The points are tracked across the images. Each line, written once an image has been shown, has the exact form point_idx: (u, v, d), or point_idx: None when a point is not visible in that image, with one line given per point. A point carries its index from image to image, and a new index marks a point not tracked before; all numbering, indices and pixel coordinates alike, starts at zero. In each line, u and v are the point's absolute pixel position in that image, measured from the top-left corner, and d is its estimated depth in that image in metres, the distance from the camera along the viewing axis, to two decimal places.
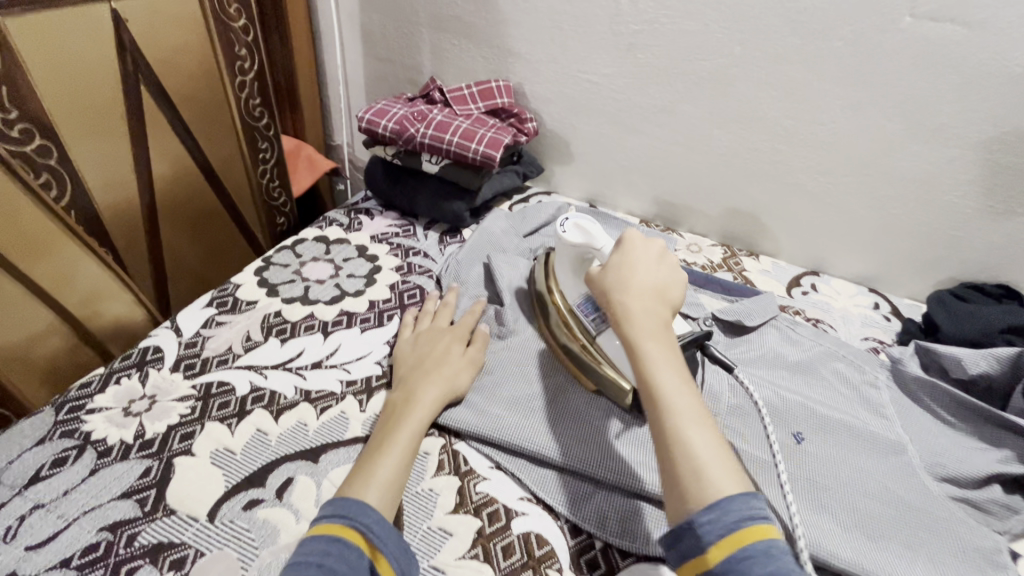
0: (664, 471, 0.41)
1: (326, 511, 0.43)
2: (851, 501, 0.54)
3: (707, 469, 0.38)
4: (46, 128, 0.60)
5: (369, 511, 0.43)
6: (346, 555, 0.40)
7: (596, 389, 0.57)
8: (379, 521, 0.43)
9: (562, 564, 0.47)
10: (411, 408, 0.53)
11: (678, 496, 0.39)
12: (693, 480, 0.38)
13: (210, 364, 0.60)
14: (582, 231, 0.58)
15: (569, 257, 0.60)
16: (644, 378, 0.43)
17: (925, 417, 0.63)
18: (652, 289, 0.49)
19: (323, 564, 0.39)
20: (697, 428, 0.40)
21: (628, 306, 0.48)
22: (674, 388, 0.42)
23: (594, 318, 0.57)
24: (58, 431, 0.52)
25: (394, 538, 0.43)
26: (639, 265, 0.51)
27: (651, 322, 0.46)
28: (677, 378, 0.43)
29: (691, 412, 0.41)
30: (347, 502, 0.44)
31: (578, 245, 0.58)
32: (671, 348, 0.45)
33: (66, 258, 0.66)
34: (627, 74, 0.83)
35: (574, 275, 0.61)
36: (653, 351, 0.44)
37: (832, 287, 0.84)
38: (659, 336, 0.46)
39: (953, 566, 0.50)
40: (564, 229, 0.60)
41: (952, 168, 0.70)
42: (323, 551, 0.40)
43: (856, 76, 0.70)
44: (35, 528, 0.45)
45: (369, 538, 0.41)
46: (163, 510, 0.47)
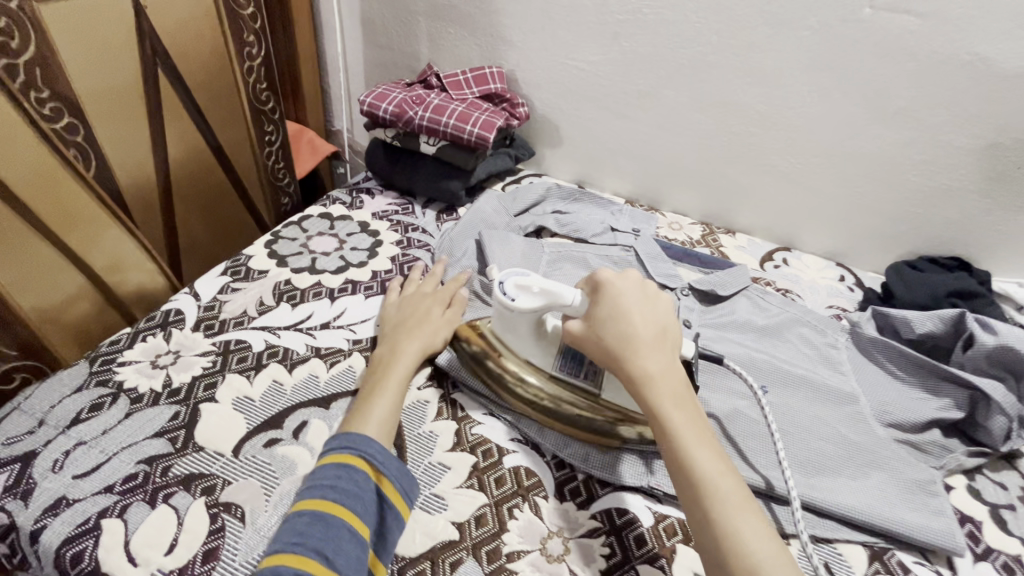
0: (710, 557, 0.41)
1: (334, 443, 0.49)
2: (807, 443, 0.61)
3: (760, 558, 0.39)
4: (75, 107, 0.65)
5: (371, 441, 0.49)
6: (354, 477, 0.46)
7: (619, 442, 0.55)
8: (380, 450, 0.49)
9: (548, 492, 0.53)
10: (395, 360, 0.58)
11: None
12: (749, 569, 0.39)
13: (227, 325, 0.66)
14: (534, 293, 0.56)
15: (526, 324, 0.57)
16: (679, 457, 0.44)
17: (878, 373, 0.69)
18: (660, 346, 0.50)
19: (336, 486, 0.46)
20: (741, 510, 0.41)
21: (647, 374, 0.48)
22: (711, 468, 0.43)
23: (585, 374, 0.56)
24: (93, 380, 0.57)
25: (394, 463, 0.49)
26: (638, 317, 0.51)
27: (672, 390, 0.47)
28: (711, 455, 0.44)
29: (730, 490, 0.42)
30: (349, 435, 0.49)
31: (538, 309, 0.55)
32: (695, 417, 0.46)
33: (95, 230, 0.71)
34: (613, 61, 0.89)
35: (544, 338, 0.58)
36: (683, 429, 0.45)
37: (802, 261, 0.90)
38: (683, 406, 0.46)
39: (893, 494, 0.57)
40: (512, 296, 0.57)
41: (906, 148, 0.76)
42: (333, 475, 0.46)
43: (822, 62, 0.76)
44: (80, 460, 0.50)
45: (373, 464, 0.48)
46: (193, 447, 0.53)
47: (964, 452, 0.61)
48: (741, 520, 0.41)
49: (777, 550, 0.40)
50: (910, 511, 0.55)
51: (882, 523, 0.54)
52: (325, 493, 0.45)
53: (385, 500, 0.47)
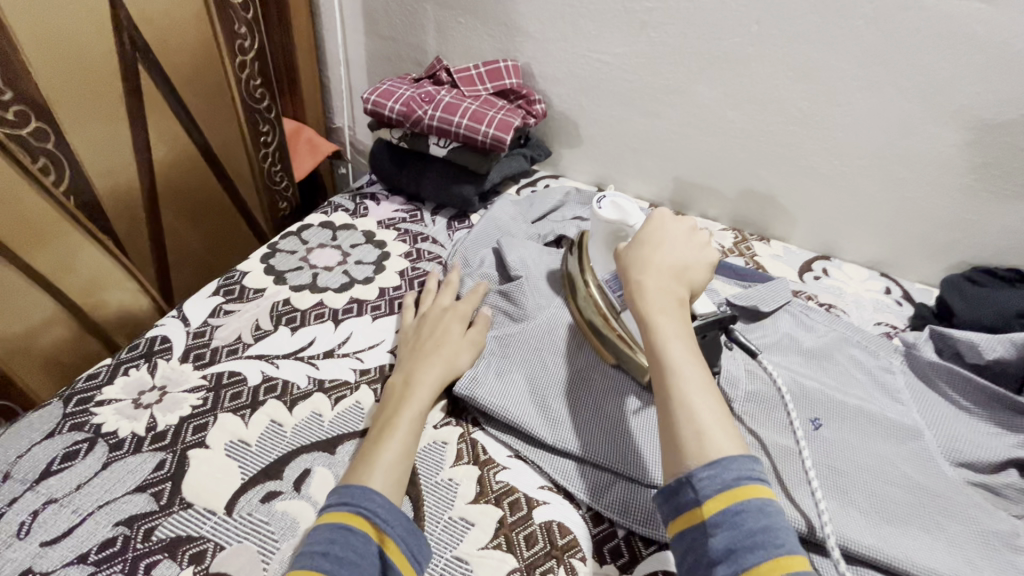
0: (660, 423, 0.42)
1: (332, 499, 0.43)
2: (870, 486, 0.54)
3: (707, 431, 0.39)
4: (43, 111, 0.58)
5: (372, 495, 0.43)
6: (353, 542, 0.40)
7: (616, 361, 0.57)
8: (384, 505, 0.43)
9: (585, 552, 0.47)
10: (411, 390, 0.52)
11: (676, 455, 0.40)
12: (691, 440, 0.39)
13: (219, 354, 0.59)
14: (618, 208, 0.57)
15: (601, 235, 0.59)
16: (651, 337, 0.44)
17: (941, 403, 0.62)
18: (666, 257, 0.49)
19: (329, 553, 0.39)
20: (702, 392, 0.41)
21: (641, 272, 0.48)
22: (682, 353, 0.43)
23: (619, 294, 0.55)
24: (67, 424, 0.51)
25: (401, 520, 0.43)
26: (659, 237, 0.51)
27: (661, 287, 0.47)
28: (686, 342, 0.44)
29: (694, 375, 0.42)
30: (350, 488, 0.43)
31: (612, 221, 0.57)
32: (680, 315, 0.46)
33: (70, 245, 0.64)
34: (639, 54, 0.81)
35: (605, 253, 0.59)
36: (663, 316, 0.45)
37: (843, 272, 0.83)
38: (670, 302, 0.46)
39: (972, 549, 0.50)
40: (600, 205, 0.58)
41: (969, 152, 0.69)
42: (328, 539, 0.40)
43: (875, 56, 0.68)
44: (49, 524, 0.44)
45: (376, 523, 0.41)
46: (180, 504, 0.46)
47: None
48: (698, 399, 0.41)
49: (726, 433, 0.40)
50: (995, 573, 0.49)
51: None
52: (316, 562, 0.39)
53: (391, 567, 0.40)
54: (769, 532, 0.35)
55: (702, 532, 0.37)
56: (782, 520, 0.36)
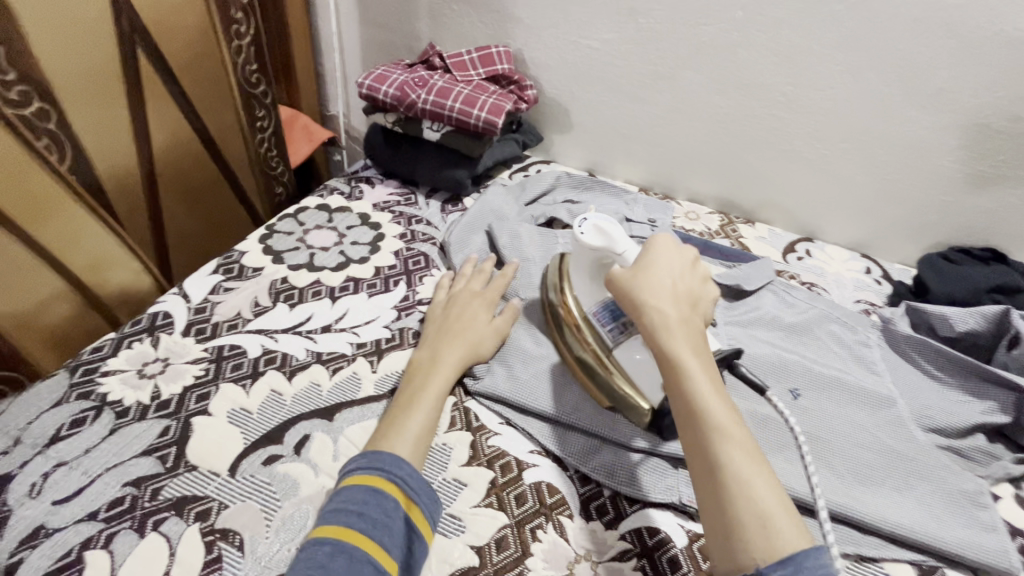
0: (715, 508, 0.39)
1: (358, 463, 0.45)
2: (845, 449, 0.57)
3: (771, 515, 0.37)
4: (46, 93, 0.60)
5: (402, 465, 0.45)
6: (383, 504, 0.42)
7: (611, 404, 0.54)
8: (411, 474, 0.45)
9: (573, 510, 0.49)
10: (436, 367, 0.55)
11: (739, 548, 0.37)
12: (757, 532, 0.36)
13: (220, 328, 0.61)
14: (603, 234, 0.54)
15: (587, 261, 0.56)
16: (692, 406, 0.41)
17: (914, 373, 0.65)
18: (687, 311, 0.46)
19: (363, 513, 0.41)
20: (755, 469, 0.39)
21: (669, 327, 0.45)
22: (729, 425, 0.40)
23: (611, 328, 0.54)
24: (73, 393, 0.53)
25: (425, 488, 0.45)
26: (672, 282, 0.48)
27: (693, 350, 0.44)
28: (726, 409, 0.41)
29: (743, 453, 0.39)
30: (379, 455, 0.45)
31: (597, 249, 0.54)
32: (716, 379, 0.43)
33: (75, 222, 0.66)
34: (627, 40, 0.83)
35: (591, 280, 0.57)
36: (702, 386, 0.42)
37: (825, 252, 0.86)
38: (704, 366, 0.43)
39: (939, 507, 0.53)
40: (583, 231, 0.56)
41: (944, 133, 0.71)
42: (361, 501, 0.42)
43: (853, 40, 0.71)
44: (60, 484, 0.46)
45: (405, 490, 0.44)
46: (185, 466, 0.48)
47: (1011, 459, 0.57)
48: (755, 480, 0.38)
49: (789, 518, 0.37)
50: (961, 528, 0.52)
51: (932, 540, 0.50)
52: (348, 521, 0.41)
53: (415, 530, 0.43)
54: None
55: None
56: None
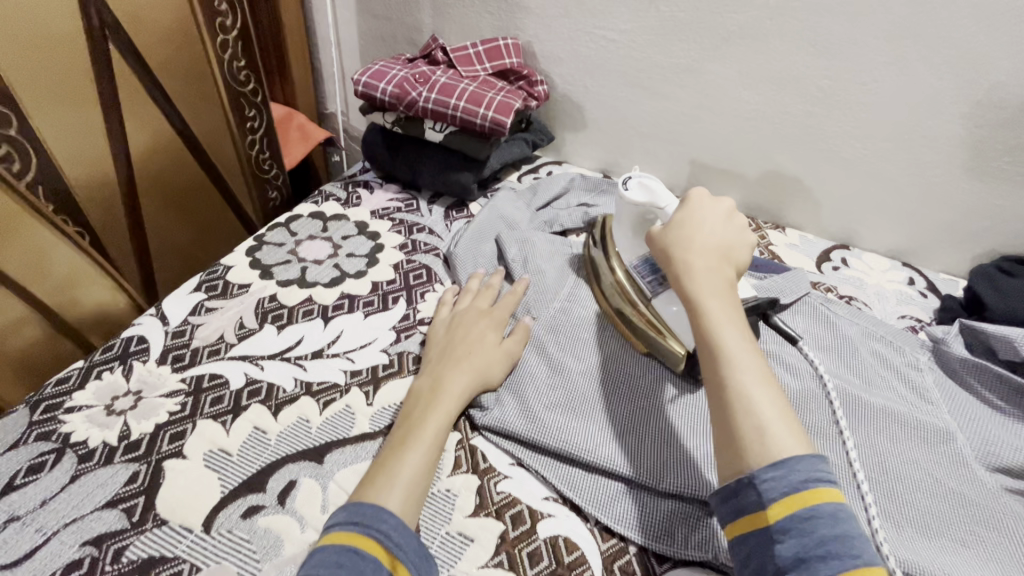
0: (717, 424, 0.39)
1: (339, 518, 0.39)
2: (901, 493, 0.51)
3: (769, 427, 0.36)
4: (2, 94, 0.54)
5: (385, 516, 0.39)
6: (361, 566, 0.36)
7: (647, 351, 0.54)
8: (397, 527, 0.39)
9: (594, 570, 0.43)
10: (438, 399, 0.49)
11: (734, 452, 0.37)
12: (754, 437, 0.36)
13: (200, 355, 0.55)
14: (646, 189, 0.53)
15: (629, 217, 0.56)
16: (704, 331, 0.41)
17: (972, 402, 0.58)
18: (714, 240, 0.46)
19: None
20: (761, 387, 0.38)
21: (689, 263, 0.44)
22: (738, 348, 0.39)
23: (651, 279, 0.54)
24: (33, 433, 0.47)
25: (413, 545, 0.39)
26: (704, 216, 0.48)
27: (712, 279, 0.43)
28: (740, 334, 0.40)
29: (752, 368, 0.39)
30: (360, 507, 0.40)
31: (639, 204, 0.54)
32: (734, 302, 0.43)
33: (40, 240, 0.60)
34: (647, 31, 0.76)
35: (632, 236, 0.57)
36: (716, 302, 0.42)
37: (864, 261, 0.78)
38: (722, 287, 0.43)
39: (1014, 564, 0.46)
40: (626, 187, 0.55)
41: (1004, 132, 0.64)
42: (334, 562, 0.36)
43: (903, 28, 0.63)
44: (10, 545, 0.40)
45: (387, 547, 0.38)
46: (153, 521, 0.42)
47: None
48: (758, 395, 0.37)
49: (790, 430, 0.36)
50: None
51: None
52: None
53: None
54: (843, 539, 0.32)
55: (768, 539, 0.34)
56: (855, 526, 0.33)
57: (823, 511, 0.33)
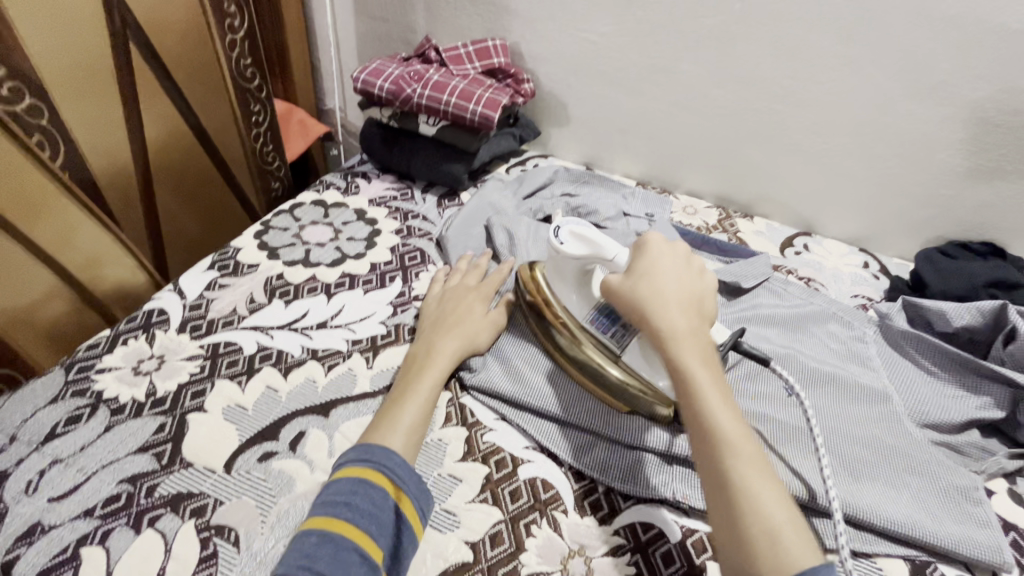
0: (723, 522, 0.39)
1: (350, 455, 0.46)
2: (841, 444, 0.58)
3: (779, 529, 0.37)
4: (38, 89, 0.59)
5: (391, 454, 0.45)
6: (371, 494, 0.43)
7: (629, 409, 0.53)
8: (401, 464, 0.45)
9: (567, 505, 0.49)
10: (432, 360, 0.55)
11: (744, 557, 0.37)
12: (765, 543, 0.37)
13: (216, 325, 0.61)
14: (584, 240, 0.55)
15: (572, 270, 0.56)
16: (701, 422, 0.41)
17: (911, 369, 0.65)
18: (694, 317, 0.46)
19: (351, 503, 0.42)
20: (763, 482, 0.39)
21: (676, 340, 0.45)
22: (736, 438, 0.40)
23: (614, 333, 0.53)
24: (69, 390, 0.53)
25: (414, 479, 0.45)
26: (679, 284, 0.48)
27: (699, 358, 0.44)
28: (734, 422, 0.41)
29: (751, 462, 0.40)
30: (370, 447, 0.46)
31: (582, 256, 0.54)
32: (723, 388, 0.43)
33: (69, 220, 0.66)
34: (625, 33, 0.83)
35: (579, 288, 0.56)
36: (711, 394, 0.42)
37: (824, 247, 0.85)
38: (711, 372, 0.43)
39: (934, 501, 0.54)
40: (562, 241, 0.56)
41: (942, 127, 0.71)
42: (349, 491, 0.43)
43: (854, 33, 0.70)
44: (56, 481, 0.46)
45: (393, 480, 0.44)
46: (180, 463, 0.48)
47: (1005, 454, 0.58)
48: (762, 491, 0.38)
49: (795, 528, 0.38)
50: (955, 524, 0.52)
51: (925, 535, 0.51)
52: (336, 511, 0.42)
53: (403, 520, 0.43)
54: None
55: None
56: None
57: None
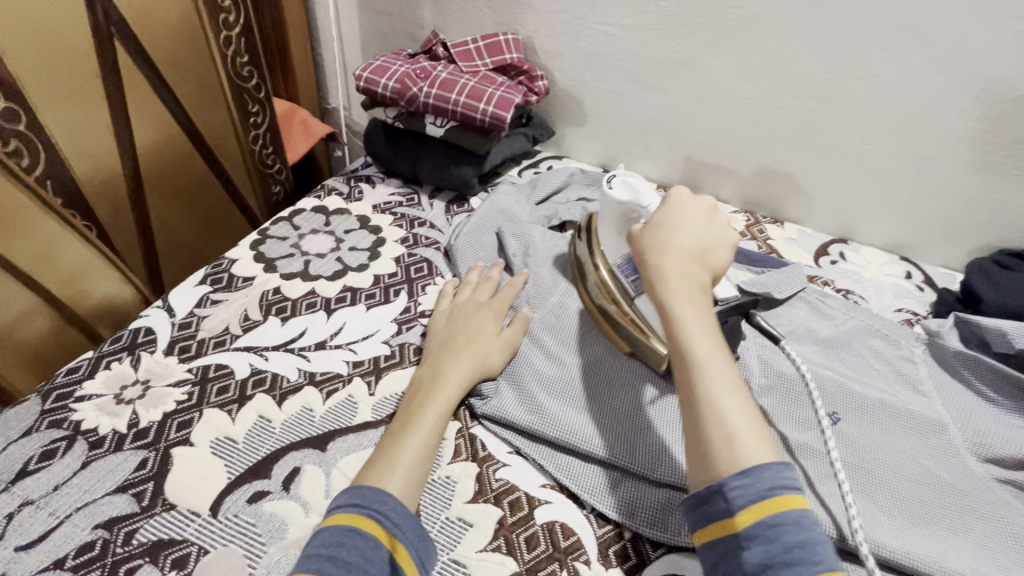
0: (686, 427, 0.40)
1: (341, 499, 0.41)
2: (894, 483, 0.52)
3: (738, 434, 0.37)
4: (14, 91, 0.55)
5: (385, 498, 0.40)
6: (361, 545, 0.38)
7: (630, 350, 0.54)
8: (396, 508, 0.40)
9: (589, 555, 0.44)
10: (438, 386, 0.50)
11: (704, 462, 0.38)
12: (723, 444, 0.37)
13: (206, 346, 0.56)
14: (629, 187, 0.54)
15: (612, 215, 0.56)
16: (673, 335, 0.41)
17: (967, 394, 0.59)
18: (690, 251, 0.45)
19: (336, 557, 0.37)
20: (729, 392, 0.39)
21: (660, 260, 0.45)
22: (708, 352, 0.40)
23: (634, 279, 0.52)
24: (45, 420, 0.49)
25: (413, 526, 0.40)
26: (679, 222, 0.47)
27: (682, 278, 0.44)
28: (710, 338, 0.41)
29: (722, 374, 0.39)
30: (362, 490, 0.41)
31: (623, 203, 0.54)
32: (704, 308, 0.43)
33: (47, 233, 0.62)
34: (646, 25, 0.77)
35: (615, 234, 0.56)
36: (688, 314, 0.42)
37: (861, 255, 0.79)
38: (693, 291, 0.43)
39: (1004, 551, 0.48)
40: (610, 185, 0.56)
41: (999, 126, 0.64)
42: (336, 542, 0.38)
43: (900, 25, 0.64)
44: (25, 527, 0.42)
45: (387, 527, 0.39)
46: (162, 505, 0.44)
47: None
48: (727, 399, 0.38)
49: (756, 435, 0.38)
50: None
51: None
52: (320, 566, 0.37)
53: (399, 574, 0.38)
54: (808, 547, 0.34)
55: (735, 544, 0.36)
56: (818, 529, 0.35)
57: (789, 518, 0.35)
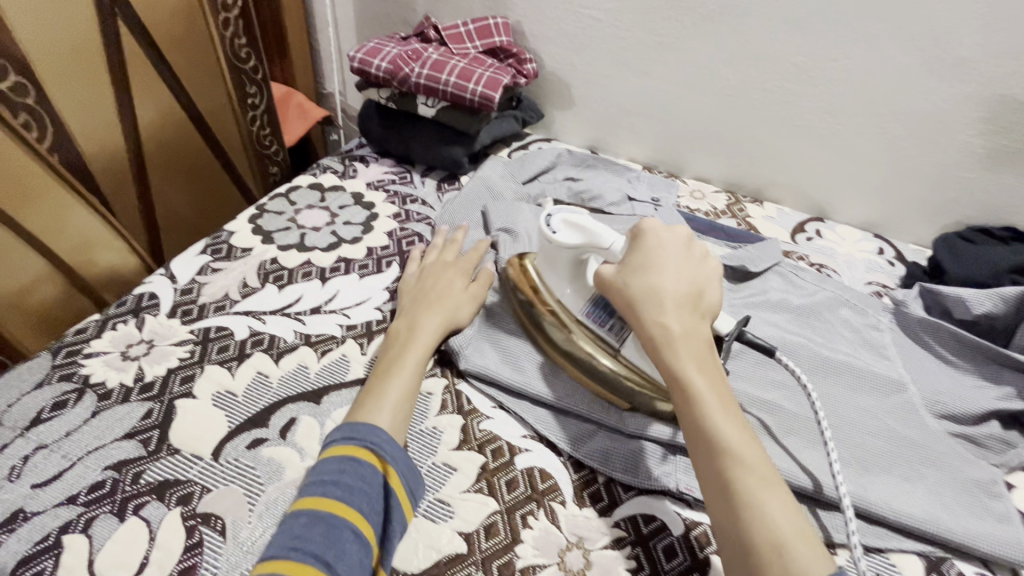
0: (727, 536, 0.36)
1: (336, 435, 0.44)
2: (854, 436, 0.55)
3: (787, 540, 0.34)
4: (23, 66, 0.58)
5: (377, 430, 0.44)
6: (361, 471, 0.41)
7: (631, 406, 0.51)
8: (389, 440, 0.44)
9: (566, 496, 0.48)
10: (414, 336, 0.53)
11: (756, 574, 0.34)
12: (773, 554, 0.34)
13: (207, 310, 0.59)
14: (577, 229, 0.53)
15: (566, 260, 0.55)
16: (699, 426, 0.39)
17: (927, 357, 0.62)
18: (691, 312, 0.45)
19: (340, 481, 0.40)
20: (768, 489, 0.36)
21: (671, 338, 0.43)
22: (738, 444, 0.38)
23: (610, 325, 0.53)
24: (56, 374, 0.52)
25: (403, 455, 0.44)
26: (672, 275, 0.46)
27: (696, 357, 0.42)
28: (736, 427, 0.39)
29: (756, 468, 0.37)
30: (356, 425, 0.44)
31: (576, 245, 0.53)
32: (723, 389, 0.41)
33: (56, 205, 0.65)
34: (631, 9, 0.80)
35: (574, 280, 0.55)
36: (706, 389, 0.41)
37: (836, 233, 0.82)
38: (708, 373, 0.42)
39: (952, 497, 0.51)
40: (554, 229, 0.55)
41: (963, 105, 0.67)
42: (337, 470, 0.41)
43: (871, 7, 0.67)
44: (40, 467, 0.45)
45: (381, 456, 0.42)
46: (168, 450, 0.47)
47: None
48: (767, 501, 0.36)
49: (807, 540, 0.34)
50: (972, 519, 0.50)
51: (942, 530, 0.48)
52: (325, 490, 0.40)
53: (393, 497, 0.42)
54: None
55: None
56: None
57: None
